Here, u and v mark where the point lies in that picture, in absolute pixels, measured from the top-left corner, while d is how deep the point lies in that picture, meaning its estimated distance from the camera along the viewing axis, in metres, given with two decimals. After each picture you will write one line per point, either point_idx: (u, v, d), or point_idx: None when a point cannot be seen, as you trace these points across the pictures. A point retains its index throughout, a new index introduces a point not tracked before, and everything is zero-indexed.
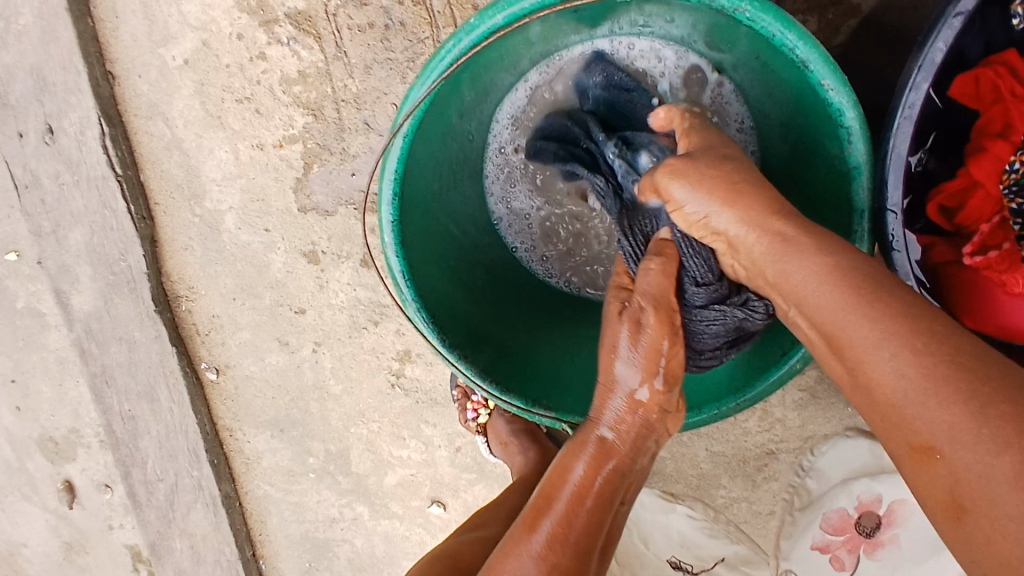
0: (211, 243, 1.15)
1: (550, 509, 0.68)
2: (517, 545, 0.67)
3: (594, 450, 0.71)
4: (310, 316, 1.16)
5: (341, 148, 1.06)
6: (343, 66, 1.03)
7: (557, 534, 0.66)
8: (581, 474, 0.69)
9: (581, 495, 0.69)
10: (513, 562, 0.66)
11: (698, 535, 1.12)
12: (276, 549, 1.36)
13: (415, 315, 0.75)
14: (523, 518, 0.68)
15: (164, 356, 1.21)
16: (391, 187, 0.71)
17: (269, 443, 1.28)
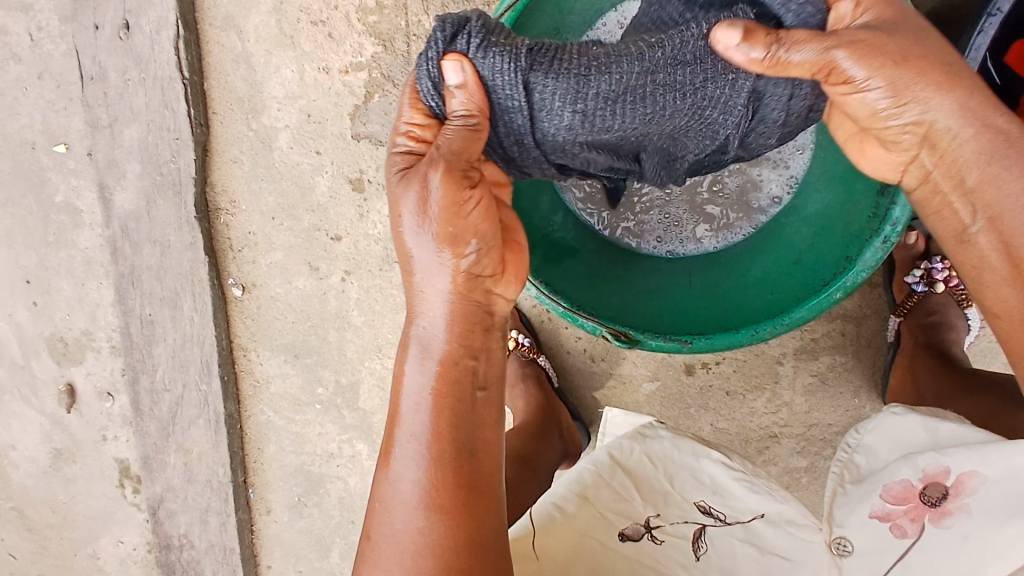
0: (260, 159, 1.18)
1: (406, 420, 0.63)
2: (382, 481, 0.64)
3: (420, 341, 0.66)
4: (345, 244, 1.20)
5: (404, 82, 1.11)
6: (420, 3, 1.08)
7: (424, 456, 0.61)
8: (431, 379, 0.64)
9: (438, 387, 0.63)
10: (383, 496, 0.63)
11: (735, 487, 0.83)
12: (267, 479, 1.39)
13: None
14: (382, 455, 0.65)
15: (195, 264, 1.23)
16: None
17: (281, 368, 1.30)
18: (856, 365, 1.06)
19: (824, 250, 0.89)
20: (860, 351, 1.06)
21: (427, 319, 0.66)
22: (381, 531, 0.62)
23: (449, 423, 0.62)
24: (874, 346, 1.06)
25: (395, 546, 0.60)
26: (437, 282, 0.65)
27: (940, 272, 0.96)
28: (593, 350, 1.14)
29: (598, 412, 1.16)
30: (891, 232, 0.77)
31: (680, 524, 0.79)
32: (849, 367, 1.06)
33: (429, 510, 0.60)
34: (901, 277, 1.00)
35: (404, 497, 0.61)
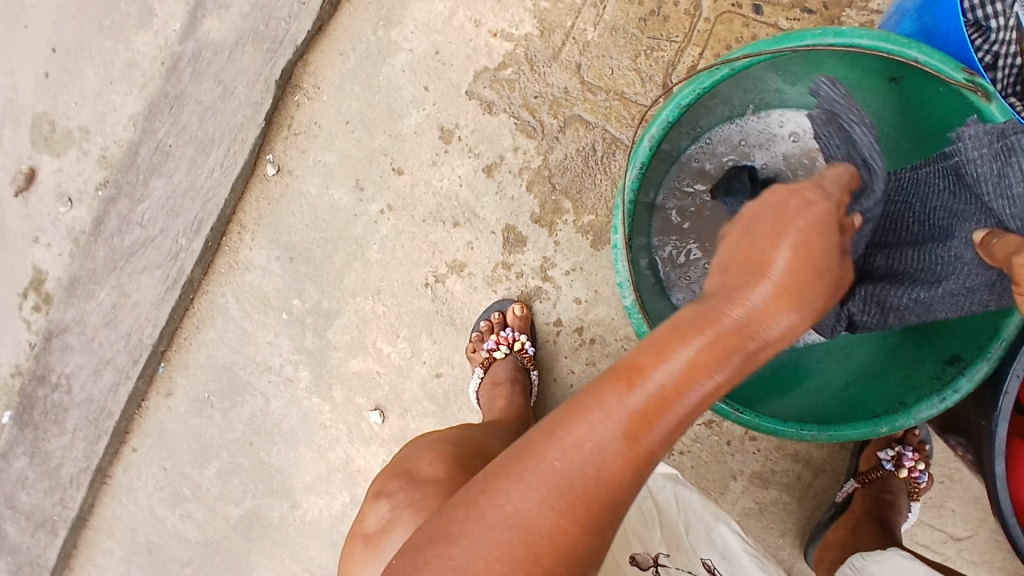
0: (368, 65, 1.17)
1: (647, 387, 0.47)
2: (603, 399, 0.47)
3: (723, 335, 0.47)
4: (403, 181, 1.17)
5: (542, 71, 1.11)
6: (594, 14, 1.09)
7: (630, 422, 0.47)
8: (724, 361, 0.47)
9: (689, 378, 0.47)
10: (558, 431, 0.48)
11: (744, 559, 0.85)
12: (188, 361, 1.30)
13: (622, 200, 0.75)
14: (620, 370, 0.48)
15: (246, 124, 1.18)
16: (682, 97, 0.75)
17: (268, 262, 1.24)
18: (795, 510, 1.13)
19: (875, 385, 0.88)
20: (804, 500, 1.13)
21: (758, 300, 0.48)
22: (539, 472, 0.47)
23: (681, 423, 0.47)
24: (817, 501, 1.13)
25: (539, 490, 0.47)
26: (752, 293, 0.49)
27: (907, 459, 1.05)
28: (579, 389, 1.16)
29: None
30: (950, 396, 0.74)
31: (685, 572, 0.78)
32: (788, 508, 1.13)
33: (620, 476, 0.47)
34: (874, 449, 1.09)
35: (602, 445, 0.47)
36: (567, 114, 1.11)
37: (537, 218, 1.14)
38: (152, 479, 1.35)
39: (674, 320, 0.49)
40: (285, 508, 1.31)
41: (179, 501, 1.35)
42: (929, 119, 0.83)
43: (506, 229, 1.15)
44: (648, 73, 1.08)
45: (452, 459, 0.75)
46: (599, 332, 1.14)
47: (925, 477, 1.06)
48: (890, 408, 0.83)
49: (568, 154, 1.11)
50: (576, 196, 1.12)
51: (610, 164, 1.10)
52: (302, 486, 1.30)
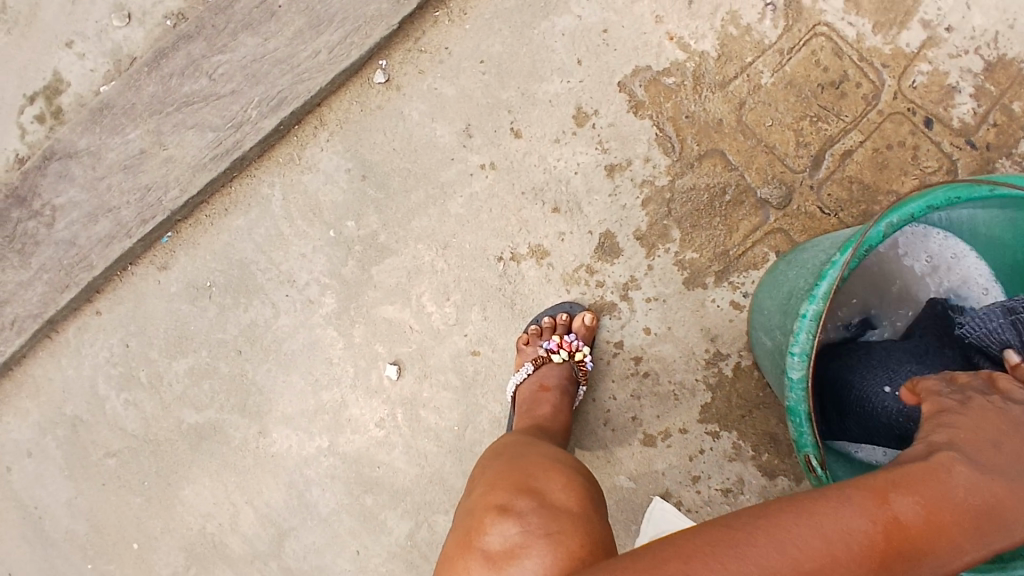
0: (527, 13, 1.07)
1: (896, 519, 0.50)
2: (846, 508, 0.51)
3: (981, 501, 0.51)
4: (517, 145, 1.09)
5: (702, 94, 1.06)
6: (776, 61, 1.05)
7: (877, 543, 0.49)
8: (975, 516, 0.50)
9: (939, 528, 0.49)
10: (794, 525, 0.50)
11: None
12: (203, 242, 1.15)
13: (836, 273, 0.71)
14: (866, 491, 0.52)
15: (375, 20, 1.06)
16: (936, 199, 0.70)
17: (336, 172, 1.11)
18: None
19: None
20: None
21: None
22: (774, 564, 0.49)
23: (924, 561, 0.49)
24: None
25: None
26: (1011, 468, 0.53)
27: None
28: (613, 416, 1.12)
29: None
30: None
31: None
32: None
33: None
34: None
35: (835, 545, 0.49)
36: (711, 146, 1.06)
37: (640, 236, 1.08)
38: (107, 351, 1.19)
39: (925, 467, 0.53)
40: (250, 431, 1.18)
41: (128, 386, 1.19)
42: None
43: (604, 235, 1.09)
44: (804, 139, 1.05)
45: (581, 494, 0.76)
46: (655, 368, 1.10)
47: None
48: None
49: (696, 185, 1.07)
50: (688, 229, 1.07)
51: (735, 212, 1.07)
52: (278, 415, 1.17)
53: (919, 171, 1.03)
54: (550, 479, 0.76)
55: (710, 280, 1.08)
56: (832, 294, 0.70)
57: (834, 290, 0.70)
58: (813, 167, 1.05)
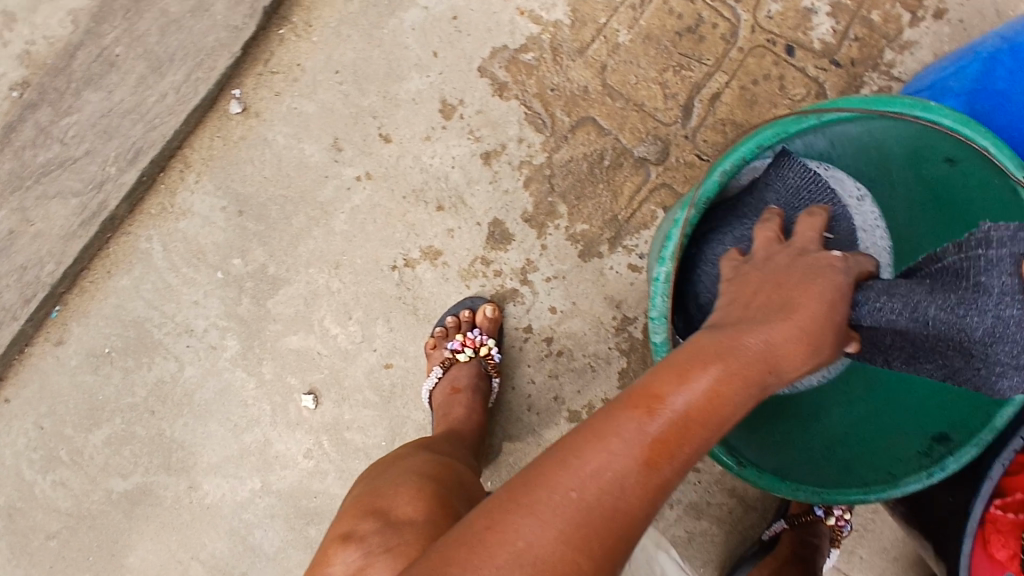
0: (373, 14, 1.04)
1: (661, 421, 0.49)
2: (618, 422, 0.49)
3: (742, 368, 0.51)
4: (389, 150, 1.05)
5: (564, 64, 1.03)
6: (630, 18, 1.03)
7: (649, 443, 0.49)
8: (730, 378, 0.50)
9: (706, 411, 0.50)
10: (577, 457, 0.49)
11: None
12: (94, 308, 1.11)
13: (680, 230, 0.69)
14: (635, 398, 0.50)
15: (217, 50, 1.02)
16: (766, 138, 0.71)
17: (210, 211, 1.08)
18: (720, 542, 1.15)
19: (850, 452, 0.82)
20: (730, 532, 1.15)
21: (777, 338, 0.52)
22: (557, 489, 0.48)
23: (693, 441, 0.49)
24: (742, 535, 1.15)
25: (558, 515, 0.47)
26: (770, 329, 0.53)
27: (837, 508, 1.07)
28: (536, 400, 1.10)
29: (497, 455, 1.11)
30: (938, 473, 0.74)
31: None
32: (715, 539, 1.14)
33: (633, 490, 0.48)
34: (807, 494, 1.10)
35: (612, 465, 0.48)
36: (582, 115, 1.04)
37: (528, 217, 1.07)
38: (23, 437, 1.15)
39: (691, 354, 0.52)
40: (179, 487, 1.16)
41: (50, 467, 1.15)
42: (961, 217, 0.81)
43: (493, 223, 1.07)
44: (672, 90, 1.03)
45: (432, 502, 0.69)
46: (568, 345, 1.08)
47: (849, 525, 1.09)
48: (877, 479, 0.78)
49: (574, 156, 1.05)
50: (574, 202, 1.06)
51: (616, 175, 1.05)
52: (206, 466, 1.15)
53: (788, 100, 1.02)
54: (397, 497, 0.71)
55: (605, 248, 1.06)
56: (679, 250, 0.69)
57: (681, 245, 0.68)
58: (685, 116, 1.03)
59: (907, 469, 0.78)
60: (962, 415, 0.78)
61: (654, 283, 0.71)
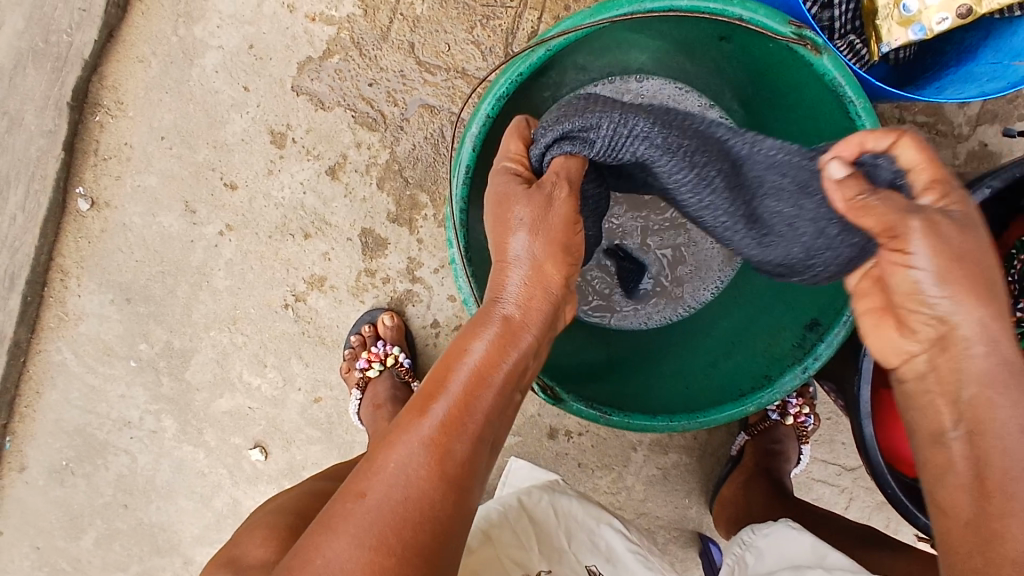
0: (173, 71, 1.02)
1: (436, 405, 0.53)
2: (407, 423, 0.53)
3: (496, 331, 0.57)
4: (238, 196, 1.05)
5: (372, 55, 0.99)
6: None
7: (437, 432, 0.52)
8: (493, 351, 0.56)
9: (473, 383, 0.54)
10: (377, 469, 0.52)
11: (629, 559, 0.85)
12: (35, 431, 1.14)
13: (455, 211, 0.70)
14: (417, 400, 0.55)
15: (43, 158, 1.03)
16: (504, 85, 0.68)
17: (101, 308, 1.10)
18: (697, 469, 1.11)
19: (737, 361, 0.81)
20: (704, 457, 1.11)
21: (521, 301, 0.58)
22: (353, 496, 0.51)
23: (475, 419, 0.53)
24: (715, 456, 1.11)
25: (356, 521, 0.50)
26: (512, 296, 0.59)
27: (792, 407, 1.02)
28: None
29: None
30: (811, 365, 0.71)
31: None
32: (690, 468, 1.11)
33: (431, 478, 0.51)
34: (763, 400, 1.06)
35: (407, 462, 0.51)
36: (408, 100, 1.00)
37: (395, 218, 1.04)
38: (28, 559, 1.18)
39: (457, 341, 0.58)
40: (176, 565, 1.18)
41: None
42: (779, 79, 0.75)
43: (363, 234, 1.05)
44: (488, 44, 0.98)
45: (281, 535, 0.74)
46: None
47: (812, 419, 1.03)
48: (757, 384, 0.77)
49: (416, 143, 1.01)
50: (433, 188, 1.03)
51: None
52: (190, 539, 1.18)
53: None
54: (252, 539, 0.75)
55: None
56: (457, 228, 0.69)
57: (456, 223, 0.69)
58: None
59: (784, 367, 0.75)
60: (828, 293, 0.74)
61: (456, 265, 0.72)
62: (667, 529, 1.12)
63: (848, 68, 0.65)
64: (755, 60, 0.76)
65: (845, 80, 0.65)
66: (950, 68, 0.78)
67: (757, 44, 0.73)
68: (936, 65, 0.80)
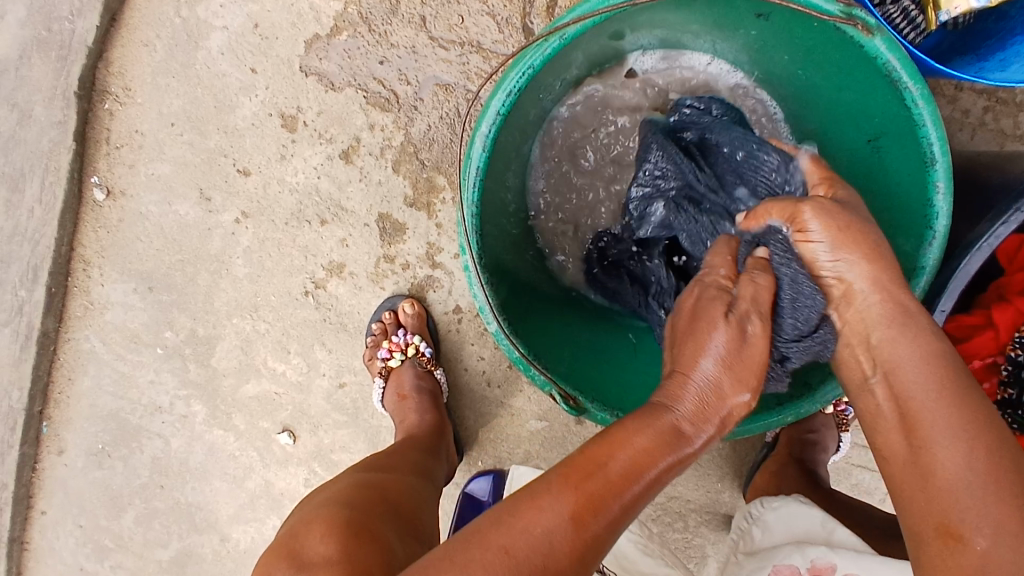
0: (179, 54, 1.00)
1: (594, 483, 0.48)
2: (554, 491, 0.48)
3: (662, 430, 0.53)
4: (252, 182, 1.02)
5: (383, 31, 0.97)
6: None
7: (587, 518, 0.47)
8: (654, 426, 0.53)
9: (634, 470, 0.50)
10: (519, 534, 0.46)
11: (630, 550, 0.87)
12: (70, 417, 1.15)
13: (466, 216, 0.65)
14: (567, 468, 0.50)
15: (56, 148, 1.03)
16: (516, 81, 0.62)
17: (126, 297, 1.09)
18: (728, 454, 1.07)
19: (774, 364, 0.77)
20: (737, 442, 1.08)
21: (694, 391, 0.55)
22: (492, 550, 0.45)
23: (626, 509, 0.49)
24: (750, 440, 1.08)
25: (490, 574, 0.44)
26: (695, 377, 0.55)
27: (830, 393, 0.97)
28: (492, 375, 1.06)
29: (474, 438, 1.08)
30: None
31: None
32: (723, 453, 1.07)
33: (573, 559, 0.46)
34: None
35: (551, 536, 0.46)
36: (423, 77, 0.97)
37: (412, 202, 1.00)
38: (70, 541, 1.20)
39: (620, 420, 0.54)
40: (214, 542, 1.18)
41: (105, 554, 1.20)
42: (828, 60, 0.68)
43: (380, 219, 1.01)
44: (504, 14, 0.95)
45: (344, 530, 0.66)
46: None
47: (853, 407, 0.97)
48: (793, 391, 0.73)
49: (433, 122, 0.98)
50: (450, 169, 0.99)
51: None
52: (227, 518, 1.16)
53: None
54: (311, 533, 0.67)
55: None
56: (469, 234, 0.64)
57: (469, 230, 0.64)
58: (527, 37, 0.95)
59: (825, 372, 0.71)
60: None
61: (470, 273, 0.68)
62: (699, 513, 1.08)
63: (903, 50, 0.58)
64: (796, 38, 0.68)
65: (899, 64, 0.58)
66: (1017, 36, 0.73)
67: (800, 21, 0.66)
68: (1001, 30, 0.75)
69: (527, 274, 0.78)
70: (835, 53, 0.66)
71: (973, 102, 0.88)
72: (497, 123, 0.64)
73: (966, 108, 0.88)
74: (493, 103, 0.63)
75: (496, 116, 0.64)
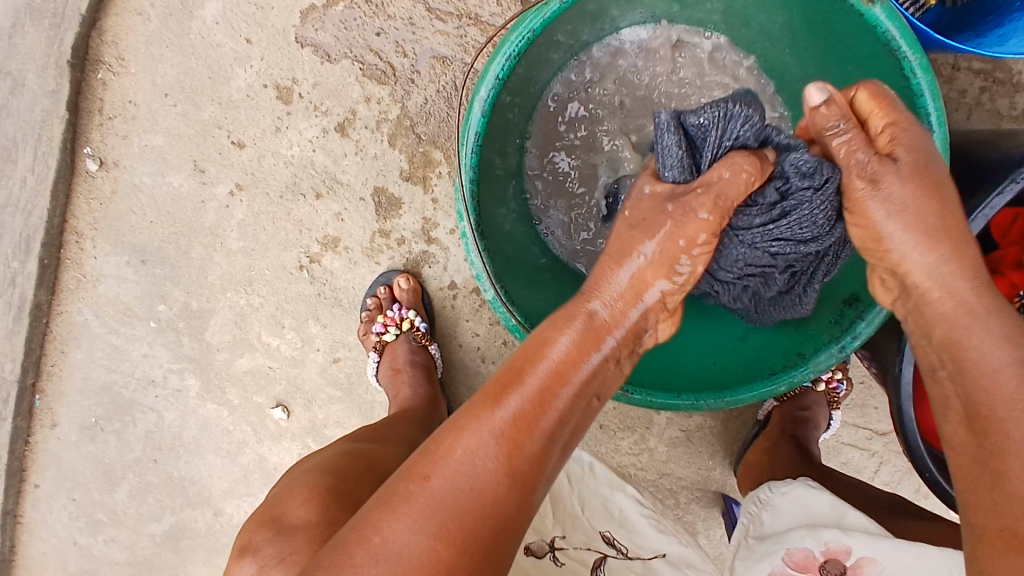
0: (173, 24, 1.00)
1: (513, 397, 0.52)
2: (477, 414, 0.52)
3: (583, 341, 0.55)
4: (246, 154, 1.01)
5: (379, 3, 0.96)
6: None
7: (508, 439, 0.51)
8: (574, 335, 0.55)
9: (550, 381, 0.53)
10: (448, 462, 0.51)
11: (641, 524, 0.83)
12: (62, 390, 1.15)
13: (464, 181, 0.65)
14: (487, 390, 0.54)
15: (49, 118, 1.02)
16: (514, 45, 0.63)
17: (119, 271, 1.08)
18: (720, 431, 1.08)
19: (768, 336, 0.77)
20: (729, 419, 1.08)
21: (616, 294, 0.57)
22: (418, 479, 0.51)
23: (554, 418, 0.53)
24: (742, 419, 1.09)
25: (421, 503, 0.49)
26: (608, 285, 0.58)
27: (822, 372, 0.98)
28: (487, 351, 1.06)
29: None
30: (851, 343, 0.69)
31: (583, 549, 0.77)
32: (715, 431, 1.08)
33: (501, 477, 0.50)
34: None
35: (476, 458, 0.50)
36: (419, 50, 0.97)
37: (408, 175, 1.00)
38: (62, 514, 1.19)
39: (541, 331, 0.57)
40: (208, 517, 1.17)
41: (98, 528, 1.20)
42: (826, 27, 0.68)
43: (376, 193, 1.01)
44: None
45: (325, 496, 0.67)
46: None
47: (844, 385, 0.99)
48: (787, 362, 0.74)
49: (429, 96, 0.97)
50: (446, 143, 0.99)
51: None
52: (220, 493, 1.16)
53: None
54: (293, 498, 0.68)
55: None
56: (467, 199, 0.64)
57: (466, 196, 0.64)
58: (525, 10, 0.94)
59: (819, 343, 0.73)
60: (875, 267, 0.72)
61: (467, 241, 0.68)
62: (691, 490, 1.09)
63: (903, 20, 0.59)
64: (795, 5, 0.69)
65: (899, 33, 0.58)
66: (1015, 12, 0.72)
67: None
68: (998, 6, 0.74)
69: (525, 247, 0.77)
70: (834, 22, 0.65)
71: (969, 82, 0.88)
72: (494, 87, 0.64)
73: (963, 88, 0.88)
74: (491, 67, 0.63)
75: (493, 80, 0.64)
